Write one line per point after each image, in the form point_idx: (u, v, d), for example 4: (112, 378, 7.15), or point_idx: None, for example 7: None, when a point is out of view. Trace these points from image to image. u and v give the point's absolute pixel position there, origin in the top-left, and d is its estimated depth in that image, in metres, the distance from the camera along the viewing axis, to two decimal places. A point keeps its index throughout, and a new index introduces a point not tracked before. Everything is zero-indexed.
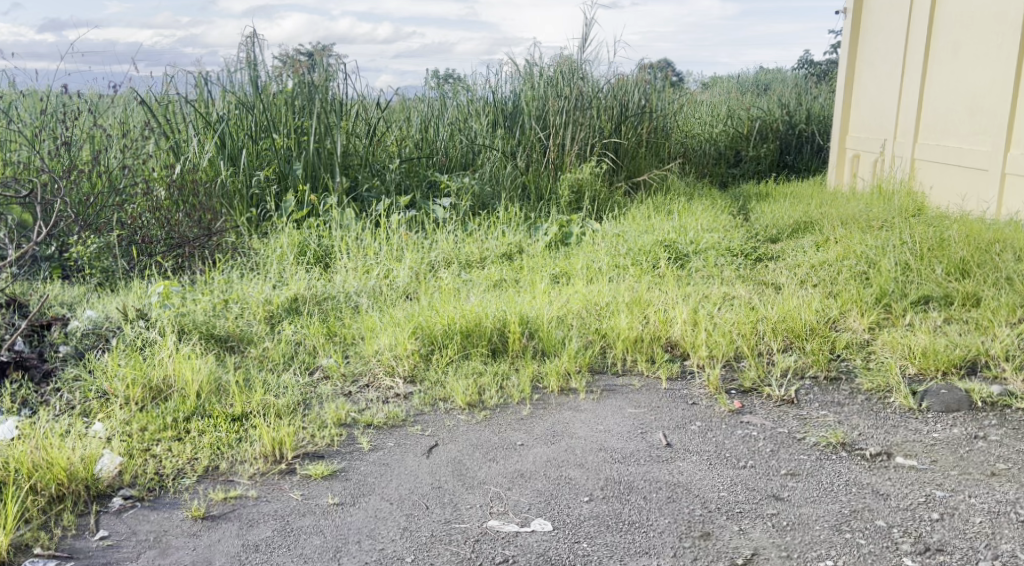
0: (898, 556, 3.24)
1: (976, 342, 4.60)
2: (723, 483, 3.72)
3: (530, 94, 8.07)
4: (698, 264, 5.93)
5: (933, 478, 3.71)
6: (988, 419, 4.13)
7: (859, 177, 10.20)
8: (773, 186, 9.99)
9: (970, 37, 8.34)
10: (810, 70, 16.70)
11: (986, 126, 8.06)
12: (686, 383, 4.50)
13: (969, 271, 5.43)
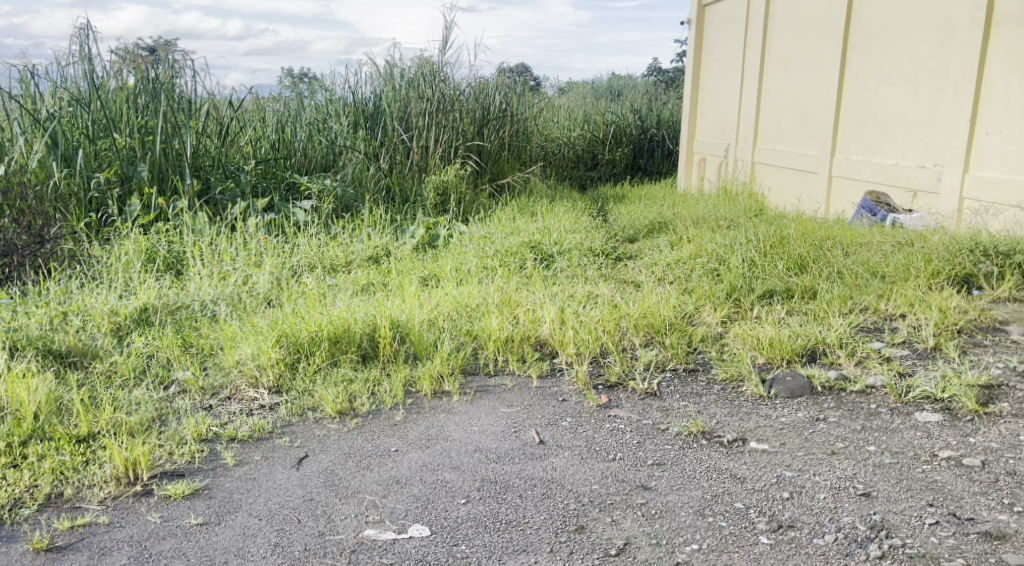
0: (755, 536, 3.19)
1: (814, 332, 4.80)
2: (594, 476, 3.67)
3: (392, 95, 8.00)
4: (563, 265, 6.08)
5: (783, 460, 3.68)
6: (826, 402, 4.20)
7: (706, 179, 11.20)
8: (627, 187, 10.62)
9: (797, 50, 9.11)
10: (658, 77, 17.81)
11: (813, 133, 8.81)
12: (556, 381, 4.57)
13: (806, 266, 5.86)
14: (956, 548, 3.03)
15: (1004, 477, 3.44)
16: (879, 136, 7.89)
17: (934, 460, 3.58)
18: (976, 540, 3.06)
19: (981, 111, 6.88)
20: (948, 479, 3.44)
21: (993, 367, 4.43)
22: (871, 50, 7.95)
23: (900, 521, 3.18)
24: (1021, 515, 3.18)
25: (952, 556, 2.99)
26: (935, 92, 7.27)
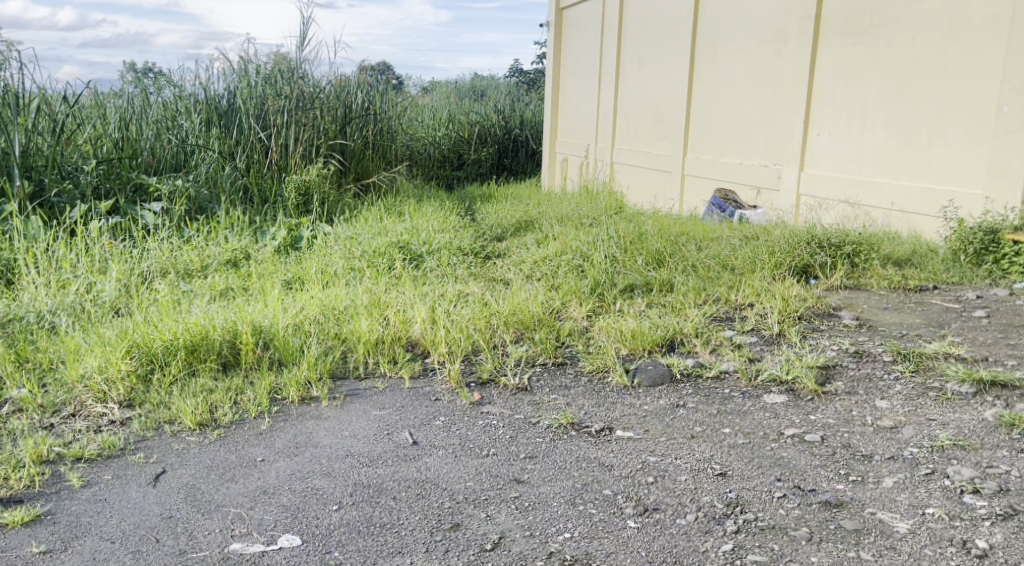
0: (623, 520, 3.30)
1: (672, 323, 5.03)
2: (468, 473, 3.71)
3: (247, 92, 7.85)
4: (432, 265, 6.12)
5: (647, 446, 3.84)
6: (685, 388, 4.42)
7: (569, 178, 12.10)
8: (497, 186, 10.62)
9: (651, 57, 10.19)
10: (521, 77, 18.15)
11: (668, 134, 9.89)
12: (428, 381, 4.60)
13: (663, 261, 6.14)
14: (801, 517, 3.23)
15: (841, 450, 3.71)
16: (725, 137, 8.98)
17: (781, 438, 3.84)
18: (819, 509, 3.28)
19: (812, 115, 7.95)
20: (794, 455, 3.69)
21: (829, 350, 4.78)
22: (717, 58, 9.05)
23: (753, 497, 3.38)
24: (856, 484, 3.44)
25: (799, 526, 3.19)
26: (771, 96, 8.36)
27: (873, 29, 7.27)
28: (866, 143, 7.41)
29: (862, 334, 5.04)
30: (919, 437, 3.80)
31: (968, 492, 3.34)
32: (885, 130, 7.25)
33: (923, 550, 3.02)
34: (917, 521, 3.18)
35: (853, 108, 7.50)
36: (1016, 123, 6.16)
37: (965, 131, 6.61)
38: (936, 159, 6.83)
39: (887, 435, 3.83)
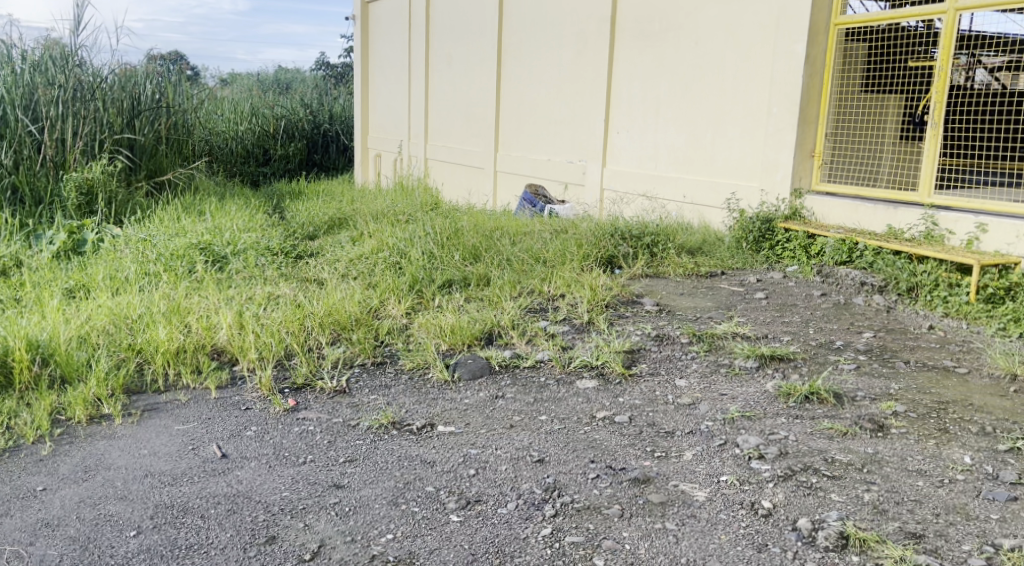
0: (446, 515, 3.32)
1: (489, 316, 5.13)
2: (284, 483, 3.58)
3: (13, 80, 7.25)
4: (239, 266, 5.93)
5: (468, 439, 3.89)
6: (503, 379, 4.52)
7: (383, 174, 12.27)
8: (307, 184, 10.41)
9: (459, 54, 10.54)
10: (327, 71, 17.91)
11: (480, 131, 10.30)
12: (237, 390, 4.44)
13: (480, 255, 6.25)
14: (612, 496, 3.39)
15: (647, 428, 3.93)
16: (534, 135, 9.49)
17: (593, 421, 4.01)
18: (628, 486, 3.45)
19: (612, 113, 8.53)
20: (605, 436, 3.86)
21: (633, 334, 5.04)
22: (524, 58, 9.53)
23: (569, 480, 3.51)
24: (660, 459, 3.65)
25: (611, 504, 3.34)
26: (575, 96, 8.92)
27: (661, 34, 7.91)
28: (660, 140, 8.04)
29: (661, 318, 5.35)
30: (713, 411, 4.08)
31: (755, 458, 3.62)
32: (676, 127, 7.89)
33: (719, 515, 3.24)
34: (713, 489, 3.41)
35: (648, 107, 8.13)
36: (782, 122, 6.90)
37: (741, 128, 7.29)
38: (720, 155, 7.50)
39: (685, 411, 4.09)
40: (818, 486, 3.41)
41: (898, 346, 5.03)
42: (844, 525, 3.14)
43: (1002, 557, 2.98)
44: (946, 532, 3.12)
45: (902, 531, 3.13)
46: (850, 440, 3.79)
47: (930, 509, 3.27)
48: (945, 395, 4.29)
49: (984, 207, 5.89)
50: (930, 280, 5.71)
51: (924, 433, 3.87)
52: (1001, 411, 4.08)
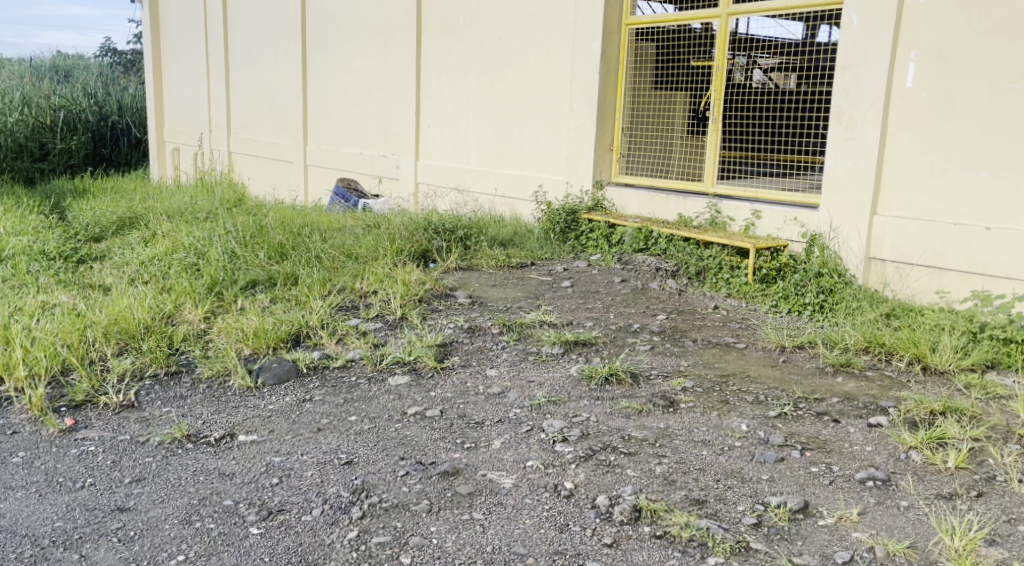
0: (245, 528, 3.18)
1: (297, 317, 4.98)
2: (58, 513, 3.32)
3: None
4: (7, 275, 5.48)
5: (271, 447, 3.77)
6: (311, 381, 4.41)
7: (182, 169, 11.78)
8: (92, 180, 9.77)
9: (261, 43, 10.23)
10: (114, 58, 16.88)
11: (286, 123, 10.07)
12: (3, 413, 4.10)
13: (287, 253, 6.05)
14: (421, 491, 3.38)
15: (457, 420, 3.96)
16: (343, 127, 9.38)
17: (404, 417, 4.00)
18: (437, 480, 3.45)
19: (422, 106, 8.53)
20: (416, 431, 3.86)
21: (446, 328, 5.06)
22: (330, 48, 9.38)
23: (378, 479, 3.47)
24: (470, 450, 3.69)
25: (419, 499, 3.33)
26: (383, 88, 8.86)
27: (466, 28, 7.99)
28: (471, 133, 8.12)
29: (473, 310, 5.42)
30: (522, 398, 4.18)
31: (559, 441, 3.74)
32: (485, 121, 7.99)
33: (524, 500, 3.31)
34: (519, 475, 3.49)
35: (457, 101, 8.19)
36: (582, 118, 7.18)
37: (547, 122, 7.50)
38: (528, 148, 7.68)
39: (495, 401, 4.16)
40: (615, 463, 3.58)
41: (687, 326, 5.45)
42: (637, 498, 3.30)
43: (770, 514, 3.24)
44: (725, 495, 3.37)
45: (687, 498, 3.33)
46: (644, 417, 4.10)
47: (712, 475, 3.53)
48: (726, 368, 4.76)
49: (758, 196, 6.36)
50: (714, 264, 6.09)
51: (709, 406, 4.25)
52: (771, 380, 4.58)
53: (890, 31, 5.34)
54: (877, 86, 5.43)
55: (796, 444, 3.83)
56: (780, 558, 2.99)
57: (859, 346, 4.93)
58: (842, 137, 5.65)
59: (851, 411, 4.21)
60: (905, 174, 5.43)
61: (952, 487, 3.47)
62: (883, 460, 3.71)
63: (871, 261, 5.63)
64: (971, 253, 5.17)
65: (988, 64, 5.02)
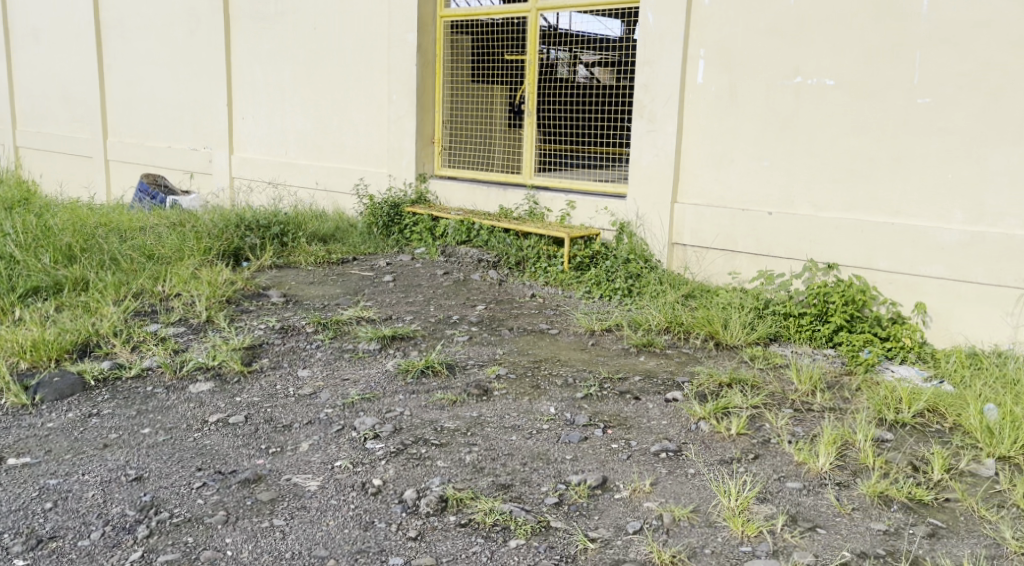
0: (9, 561, 2.94)
1: (84, 325, 4.67)
2: None
3: None
4: None
5: (46, 469, 3.51)
6: (100, 394, 4.15)
7: None
8: None
9: (52, 30, 9.60)
10: None
11: (82, 115, 9.49)
12: None
13: (76, 256, 5.66)
14: (217, 503, 3.25)
15: (263, 425, 3.84)
16: (146, 120, 8.92)
17: (204, 426, 3.83)
18: (237, 489, 3.33)
19: (234, 98, 8.22)
20: (216, 440, 3.71)
21: (255, 329, 4.90)
22: (129, 36, 8.89)
23: (170, 494, 3.30)
24: (275, 454, 3.59)
25: (214, 511, 3.19)
26: (189, 79, 8.48)
27: (276, 17, 7.76)
28: (286, 126, 7.91)
29: (287, 309, 5.27)
30: (334, 397, 4.11)
31: (370, 439, 3.72)
32: (300, 113, 7.79)
33: (329, 501, 3.26)
34: (326, 476, 3.42)
35: (271, 93, 7.94)
36: (401, 109, 7.12)
37: (363, 114, 7.40)
38: (349, 141, 7.54)
39: (306, 402, 4.06)
40: (426, 455, 3.62)
41: (505, 315, 5.52)
42: (444, 489, 3.35)
43: (571, 492, 3.42)
44: (530, 478, 3.51)
45: (493, 484, 3.45)
46: (458, 407, 4.12)
47: (519, 459, 3.66)
48: (539, 354, 4.86)
49: (573, 186, 6.52)
50: (533, 254, 6.22)
51: (521, 391, 4.34)
52: (580, 362, 4.74)
53: (681, 29, 5.60)
54: (673, 81, 5.69)
55: (599, 422, 4.02)
56: (576, 535, 3.16)
57: (661, 327, 5.17)
58: (645, 130, 5.90)
59: (652, 388, 4.42)
60: (701, 165, 5.72)
61: (733, 452, 3.76)
62: (676, 432, 3.96)
63: (674, 246, 5.89)
64: (758, 237, 5.50)
65: (765, 62, 5.35)
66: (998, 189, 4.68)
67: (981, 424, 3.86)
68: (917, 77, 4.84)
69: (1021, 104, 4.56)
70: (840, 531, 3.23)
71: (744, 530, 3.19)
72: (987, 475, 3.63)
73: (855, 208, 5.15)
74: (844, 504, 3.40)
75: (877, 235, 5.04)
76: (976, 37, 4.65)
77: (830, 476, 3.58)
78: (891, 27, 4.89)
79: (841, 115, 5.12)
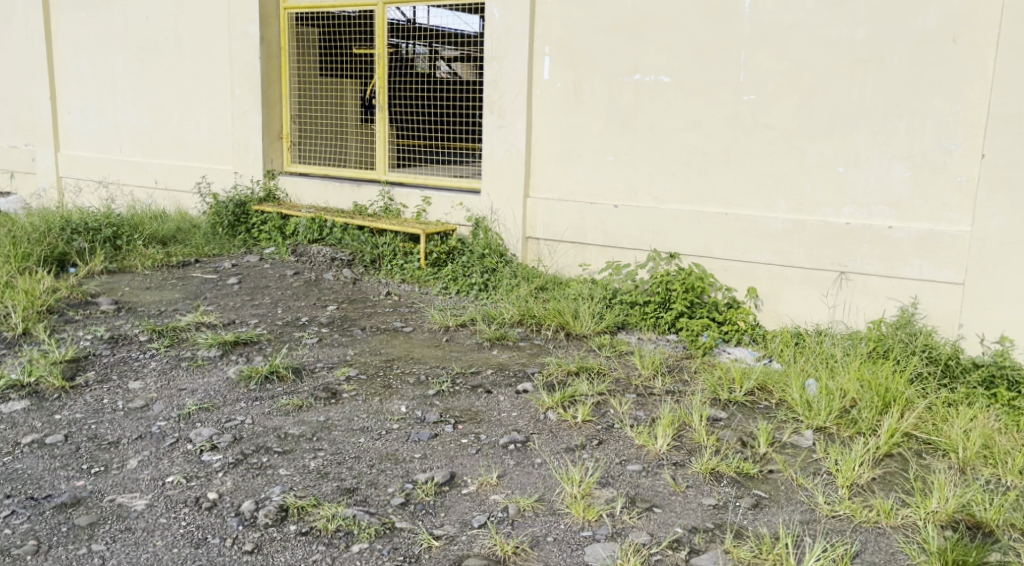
0: None
1: None
2: None
3: None
4: None
5: None
6: None
7: None
8: None
9: None
10: None
11: None
12: None
13: None
14: (28, 531, 3.02)
15: (86, 443, 3.61)
16: None
17: (17, 449, 3.56)
18: (51, 515, 3.11)
19: (59, 91, 7.75)
20: (31, 463, 3.46)
21: (81, 340, 4.61)
22: None
23: None
24: (98, 474, 3.37)
25: (24, 541, 2.97)
26: (8, 71, 7.94)
27: (105, 7, 7.35)
28: (119, 121, 7.51)
29: (117, 318, 4.99)
30: (168, 409, 3.92)
31: (206, 451, 3.56)
32: (134, 108, 7.41)
33: (157, 520, 3.09)
34: (155, 493, 3.25)
35: (102, 87, 7.53)
36: (245, 104, 6.86)
37: (204, 108, 7.10)
38: (189, 137, 7.21)
39: (136, 416, 3.85)
40: (267, 464, 3.50)
41: (357, 315, 5.41)
42: (284, 497, 3.25)
43: (417, 491, 3.38)
44: (376, 480, 3.45)
45: (337, 489, 3.36)
46: (304, 412, 4.00)
47: (366, 462, 3.58)
48: (391, 353, 4.79)
49: (428, 182, 6.45)
50: (389, 251, 6.13)
51: (370, 392, 4.26)
52: (433, 359, 4.70)
53: (525, 26, 5.64)
54: (520, 76, 5.73)
55: (449, 419, 3.99)
56: (420, 534, 3.13)
57: (514, 320, 5.20)
58: (495, 125, 5.91)
59: (503, 380, 4.43)
60: (550, 160, 5.77)
61: (578, 439, 3.82)
62: (525, 423, 3.98)
63: (528, 240, 5.91)
64: (605, 229, 5.59)
65: (605, 58, 5.45)
66: (817, 180, 4.94)
67: (802, 399, 4.08)
68: (742, 75, 5.05)
69: (832, 101, 4.83)
70: (674, 508, 3.35)
71: (585, 515, 3.25)
72: (806, 445, 3.84)
73: (691, 199, 5.32)
74: (679, 481, 3.52)
75: (712, 226, 5.23)
76: (793, 38, 4.89)
77: (667, 456, 3.70)
78: (718, 27, 5.08)
79: (674, 111, 5.29)
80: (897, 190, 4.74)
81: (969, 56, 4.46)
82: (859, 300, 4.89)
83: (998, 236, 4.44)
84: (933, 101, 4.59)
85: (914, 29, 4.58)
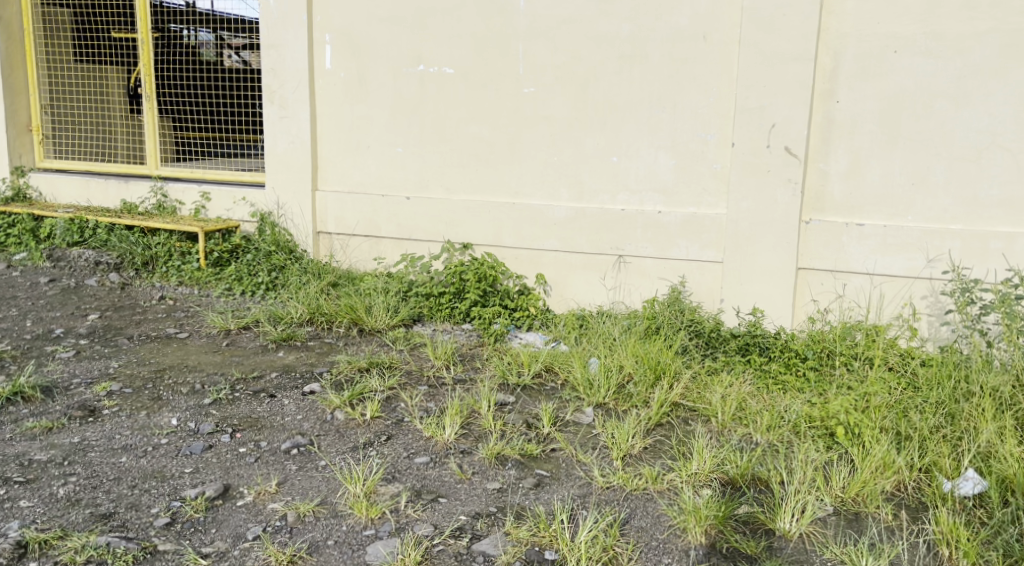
0: None
1: None
2: None
3: None
4: None
5: None
6: None
7: None
8: None
9: None
10: None
11: None
12: None
13: None
14: None
15: None
16: None
17: None
18: None
19: None
20: None
21: None
22: None
23: None
24: None
25: None
26: None
27: None
28: None
29: None
30: None
31: None
32: None
33: None
34: None
35: None
36: None
37: None
38: None
39: None
40: (5, 497, 3.15)
41: (123, 323, 5.01)
42: (23, 532, 2.93)
43: (185, 508, 3.15)
44: (137, 501, 3.18)
45: (91, 515, 3.07)
46: (54, 434, 3.64)
47: (127, 483, 3.30)
48: (162, 362, 4.46)
49: (209, 177, 6.10)
50: (163, 252, 5.75)
51: (136, 406, 3.94)
52: (210, 366, 4.42)
53: (303, 14, 5.42)
54: (301, 65, 5.50)
55: (226, 428, 3.77)
56: (186, 554, 2.91)
57: (303, 318, 5.02)
58: (277, 117, 5.65)
59: (288, 383, 4.24)
60: (338, 152, 5.58)
61: (364, 437, 3.71)
62: (310, 425, 3.82)
63: (319, 235, 5.70)
64: (397, 221, 5.49)
65: (386, 49, 5.34)
66: (593, 170, 5.08)
67: (583, 377, 4.17)
68: (521, 67, 5.10)
69: (605, 93, 4.98)
70: (458, 497, 3.32)
71: (367, 513, 3.15)
72: (587, 422, 3.94)
73: (479, 191, 5.33)
74: (465, 470, 3.50)
75: (499, 215, 5.26)
76: (566, 31, 4.99)
77: (454, 445, 3.67)
78: (496, 19, 5.10)
79: (457, 104, 5.27)
80: (664, 177, 4.95)
81: (721, 50, 4.72)
82: (633, 281, 5.08)
83: (747, 217, 4.74)
84: (691, 92, 4.82)
85: (671, 25, 4.79)
